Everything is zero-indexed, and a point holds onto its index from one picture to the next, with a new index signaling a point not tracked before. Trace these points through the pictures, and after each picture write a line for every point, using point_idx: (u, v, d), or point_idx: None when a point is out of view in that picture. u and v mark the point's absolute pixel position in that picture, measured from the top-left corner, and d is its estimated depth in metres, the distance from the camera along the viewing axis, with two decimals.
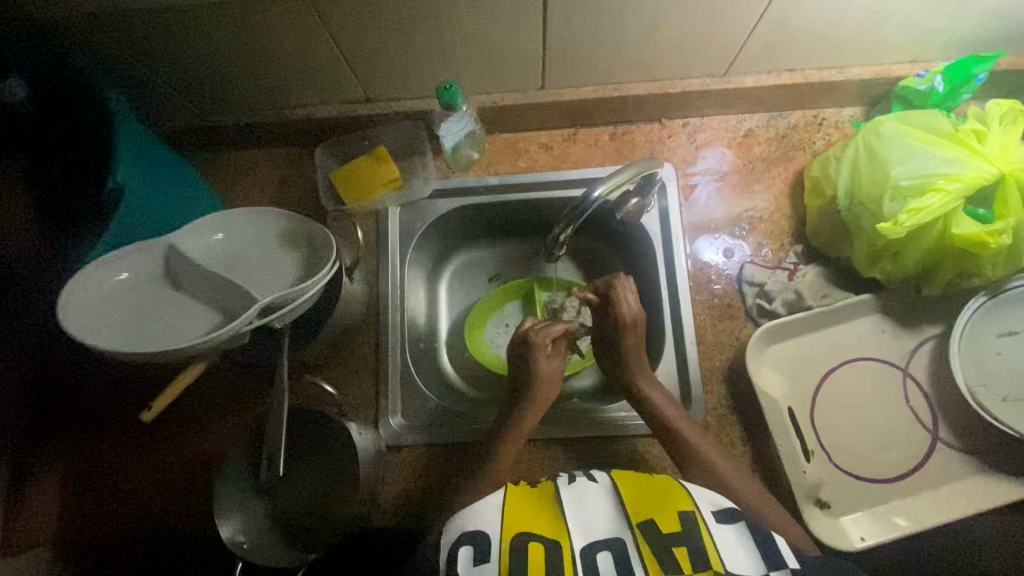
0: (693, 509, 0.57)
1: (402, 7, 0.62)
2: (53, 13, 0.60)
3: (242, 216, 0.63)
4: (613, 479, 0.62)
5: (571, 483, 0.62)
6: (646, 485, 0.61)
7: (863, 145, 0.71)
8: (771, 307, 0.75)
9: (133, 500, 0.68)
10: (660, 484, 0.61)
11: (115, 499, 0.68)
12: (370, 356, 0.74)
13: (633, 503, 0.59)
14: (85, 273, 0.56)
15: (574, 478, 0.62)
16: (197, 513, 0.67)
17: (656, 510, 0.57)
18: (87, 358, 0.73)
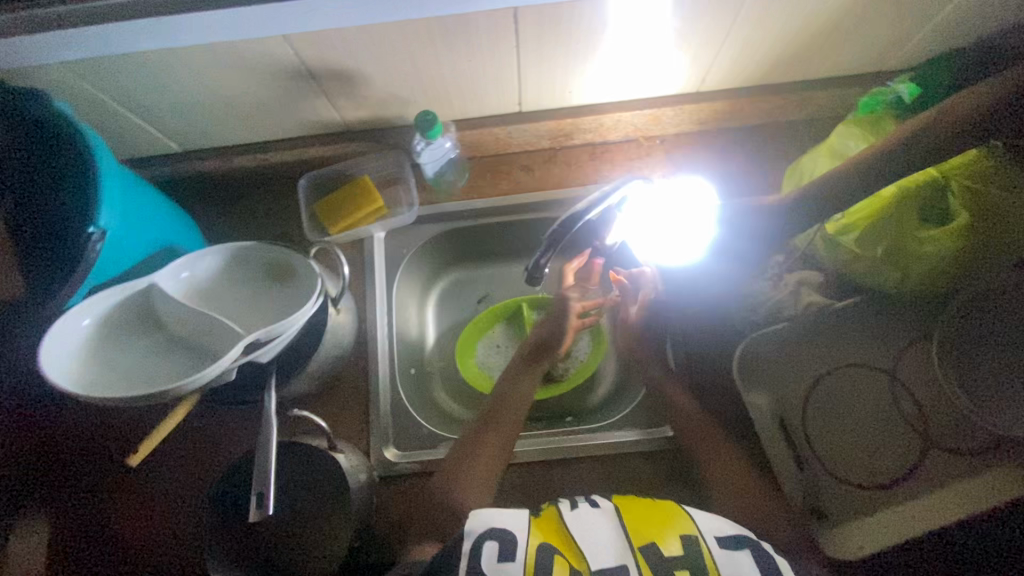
0: (694, 533, 0.61)
1: (381, 53, 0.67)
2: (57, 78, 0.65)
3: (212, 256, 0.67)
4: (616, 503, 0.65)
5: (573, 510, 0.65)
6: (643, 510, 0.64)
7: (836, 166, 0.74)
8: (756, 319, 0.80)
9: (122, 546, 0.68)
10: (658, 506, 0.65)
11: (103, 548, 0.68)
12: (364, 387, 0.80)
13: (634, 528, 0.61)
14: (59, 323, 0.56)
15: (576, 505, 0.66)
16: (187, 556, 0.67)
17: (657, 531, 0.61)
18: (69, 405, 0.72)
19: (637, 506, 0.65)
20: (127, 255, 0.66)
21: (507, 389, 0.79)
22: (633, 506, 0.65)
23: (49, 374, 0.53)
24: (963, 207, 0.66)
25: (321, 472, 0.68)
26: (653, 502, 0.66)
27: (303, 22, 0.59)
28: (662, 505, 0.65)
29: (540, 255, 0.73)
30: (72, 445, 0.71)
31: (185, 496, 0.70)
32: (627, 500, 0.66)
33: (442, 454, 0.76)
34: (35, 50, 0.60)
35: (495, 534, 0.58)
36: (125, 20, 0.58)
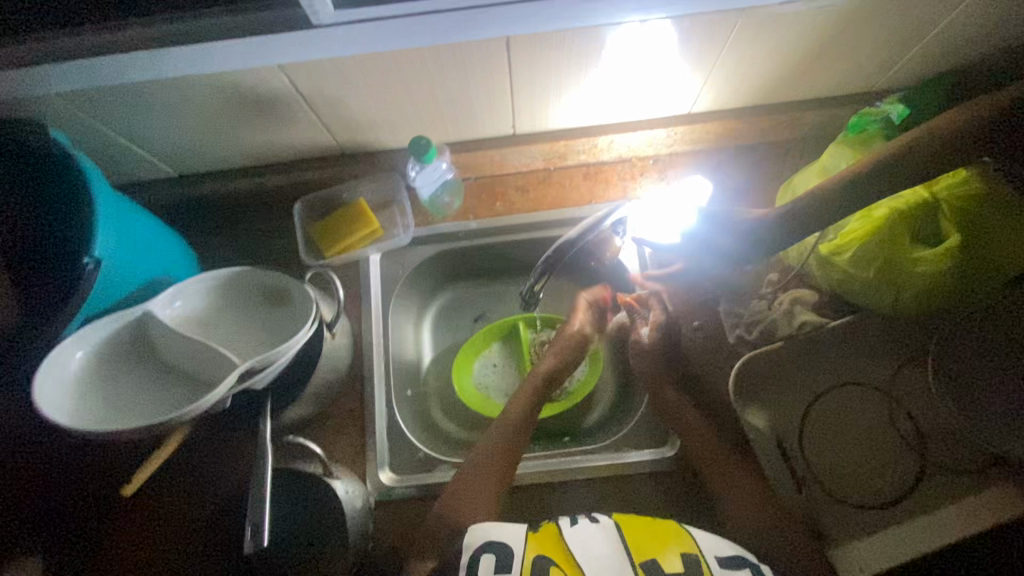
0: (696, 552, 0.61)
1: (374, 80, 0.67)
2: (52, 108, 0.65)
3: (205, 284, 0.67)
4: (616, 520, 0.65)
5: (572, 525, 0.65)
6: (643, 527, 0.64)
7: None
8: (750, 338, 0.78)
9: None
10: (659, 526, 0.64)
11: None
12: (360, 410, 0.79)
13: (634, 544, 0.62)
14: (51, 356, 0.55)
15: (576, 520, 0.65)
16: None
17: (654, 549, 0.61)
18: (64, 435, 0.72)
19: (636, 524, 0.65)
20: (123, 282, 0.66)
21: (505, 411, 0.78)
22: (632, 525, 0.65)
23: (43, 409, 0.53)
24: (954, 229, 0.67)
25: (317, 499, 0.68)
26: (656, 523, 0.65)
27: (297, 53, 0.59)
28: (663, 525, 0.65)
29: (535, 279, 0.74)
30: (64, 474, 0.71)
31: (178, 525, 0.69)
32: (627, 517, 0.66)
33: (438, 478, 0.76)
34: (30, 82, 0.60)
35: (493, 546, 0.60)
36: (121, 54, 0.59)
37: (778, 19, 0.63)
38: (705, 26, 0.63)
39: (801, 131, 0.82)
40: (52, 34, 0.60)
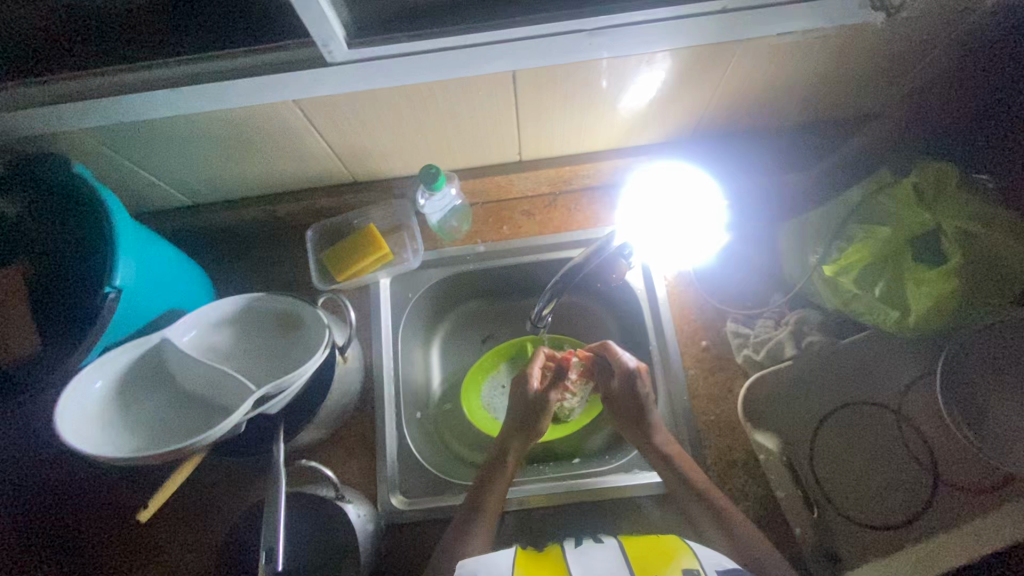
0: (697, 564, 0.59)
1: (387, 115, 0.70)
2: (75, 141, 0.67)
3: (219, 312, 0.68)
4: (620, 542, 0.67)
5: (578, 548, 0.67)
6: (649, 543, 0.64)
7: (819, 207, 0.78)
8: (759, 358, 0.77)
9: None
10: (661, 542, 0.65)
11: None
12: (371, 433, 0.80)
13: (636, 559, 0.61)
14: (73, 384, 0.57)
15: (581, 543, 0.68)
16: None
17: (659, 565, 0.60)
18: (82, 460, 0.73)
19: (639, 543, 0.65)
20: (140, 309, 0.68)
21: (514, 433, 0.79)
22: (635, 543, 0.65)
23: (65, 436, 0.54)
24: (955, 249, 0.67)
25: (330, 522, 0.68)
26: (660, 541, 0.65)
27: (312, 88, 0.62)
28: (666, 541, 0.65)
29: (542, 305, 0.76)
30: (77, 500, 0.71)
31: (190, 551, 0.69)
32: (631, 539, 0.67)
33: (449, 501, 0.77)
34: (57, 117, 0.63)
35: None
36: (144, 90, 0.61)
37: (775, 47, 0.65)
38: (704, 55, 0.65)
39: (802, 154, 0.84)
40: (75, 74, 0.62)
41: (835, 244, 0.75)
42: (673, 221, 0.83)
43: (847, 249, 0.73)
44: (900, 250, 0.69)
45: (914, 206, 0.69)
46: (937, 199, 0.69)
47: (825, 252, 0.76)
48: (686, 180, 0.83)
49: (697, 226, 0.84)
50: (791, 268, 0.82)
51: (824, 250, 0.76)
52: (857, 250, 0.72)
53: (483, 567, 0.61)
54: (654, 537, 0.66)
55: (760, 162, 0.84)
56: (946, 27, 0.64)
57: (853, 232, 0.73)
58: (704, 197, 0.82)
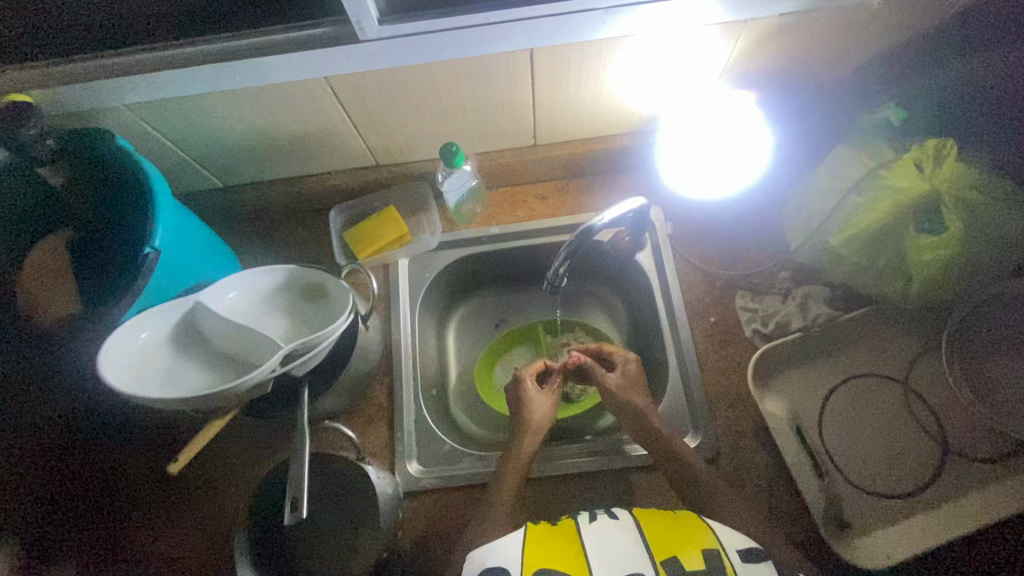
0: (717, 548, 0.60)
1: (411, 94, 0.74)
2: (117, 117, 0.71)
3: (258, 277, 0.71)
4: (635, 516, 0.68)
5: (592, 522, 0.67)
6: (666, 523, 0.65)
7: (820, 177, 0.81)
8: (767, 331, 0.80)
9: (156, 561, 0.70)
10: (678, 519, 0.66)
11: (137, 563, 0.70)
12: (388, 404, 0.83)
13: (655, 543, 0.63)
14: (119, 332, 0.60)
15: (595, 517, 0.68)
16: (221, 567, 0.69)
17: (681, 548, 0.61)
18: (114, 423, 0.75)
19: (655, 521, 0.67)
20: (175, 274, 0.71)
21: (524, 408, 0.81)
22: (652, 521, 0.67)
23: (110, 378, 0.58)
24: (954, 219, 0.69)
25: (354, 482, 0.72)
26: (677, 518, 0.66)
27: (342, 65, 0.66)
28: (684, 519, 0.66)
29: (560, 262, 0.74)
30: (109, 454, 0.74)
31: (215, 506, 0.72)
32: (647, 515, 0.68)
33: (465, 471, 0.79)
34: (98, 93, 0.67)
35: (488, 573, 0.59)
36: (184, 67, 0.66)
37: (777, 26, 0.69)
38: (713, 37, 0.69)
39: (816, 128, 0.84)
40: (118, 52, 0.67)
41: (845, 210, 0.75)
42: (714, 150, 0.80)
43: (846, 216, 0.75)
44: (900, 219, 0.72)
45: (915, 178, 0.71)
46: (939, 170, 0.70)
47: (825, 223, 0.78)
48: (729, 107, 0.78)
49: (744, 142, 0.79)
50: (794, 243, 0.83)
51: (828, 222, 0.78)
52: (856, 218, 0.74)
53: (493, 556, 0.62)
54: (669, 514, 0.68)
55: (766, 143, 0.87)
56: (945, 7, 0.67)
57: (856, 198, 0.74)
58: (744, 113, 0.78)
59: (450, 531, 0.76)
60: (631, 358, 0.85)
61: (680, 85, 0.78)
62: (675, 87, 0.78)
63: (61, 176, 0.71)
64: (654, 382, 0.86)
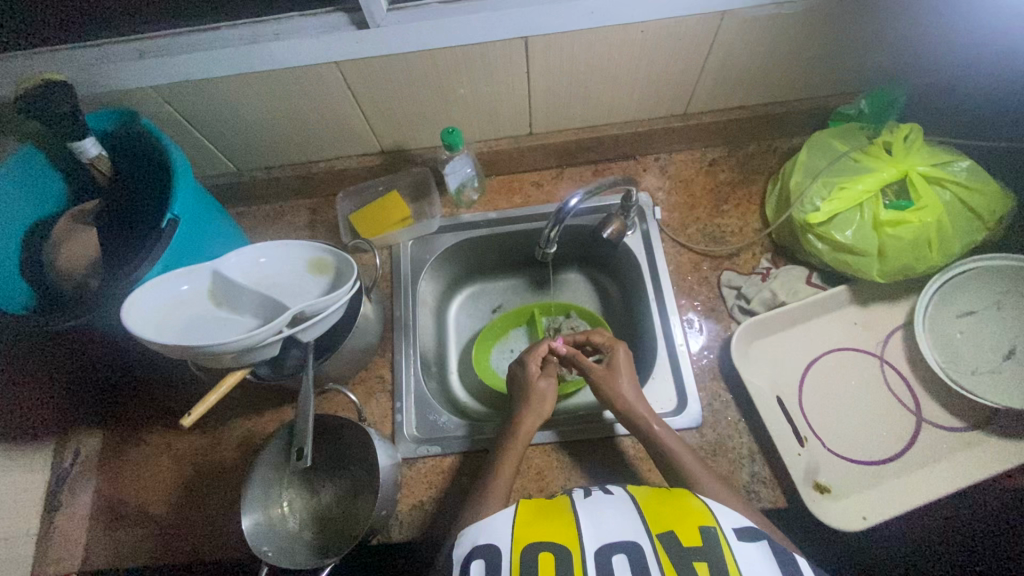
0: (715, 525, 0.61)
1: (415, 83, 0.79)
2: (142, 99, 0.76)
3: (271, 247, 0.76)
4: (629, 491, 0.68)
5: (588, 497, 0.68)
6: (665, 500, 0.66)
7: (793, 161, 0.85)
8: (750, 307, 0.84)
9: (171, 503, 0.77)
10: (671, 495, 0.66)
11: (156, 503, 0.77)
12: (388, 376, 0.87)
13: (654, 517, 0.63)
14: (144, 289, 0.66)
15: (591, 493, 0.69)
16: (228, 513, 0.76)
17: (677, 523, 0.62)
18: (144, 377, 0.84)
19: (649, 495, 0.67)
20: (193, 245, 0.76)
21: (527, 393, 0.83)
22: (647, 496, 0.67)
23: (131, 327, 0.62)
24: (924, 195, 0.73)
25: (359, 442, 0.76)
26: (671, 494, 0.67)
27: (353, 50, 0.72)
28: (678, 495, 0.66)
29: (550, 228, 0.80)
30: (138, 407, 0.83)
31: (223, 465, 0.79)
32: (642, 490, 0.68)
33: (462, 440, 0.82)
34: (122, 72, 0.72)
35: (480, 551, 0.61)
36: (208, 50, 0.71)
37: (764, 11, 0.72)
38: (693, 28, 0.74)
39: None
40: (143, 37, 0.72)
41: (818, 190, 0.78)
42: None
43: (823, 189, 0.78)
44: (874, 196, 0.75)
45: (884, 159, 0.77)
46: (907, 151, 0.77)
47: (798, 196, 0.80)
48: None
49: None
50: (773, 222, 0.88)
51: (810, 199, 0.78)
52: (830, 190, 0.78)
53: (485, 534, 0.63)
54: (663, 488, 0.68)
55: (760, 118, 0.90)
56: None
57: (831, 174, 0.79)
58: None
59: (446, 496, 0.79)
60: (618, 345, 0.85)
61: (675, 64, 0.81)
62: (664, 76, 0.83)
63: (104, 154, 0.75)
64: (643, 357, 0.90)
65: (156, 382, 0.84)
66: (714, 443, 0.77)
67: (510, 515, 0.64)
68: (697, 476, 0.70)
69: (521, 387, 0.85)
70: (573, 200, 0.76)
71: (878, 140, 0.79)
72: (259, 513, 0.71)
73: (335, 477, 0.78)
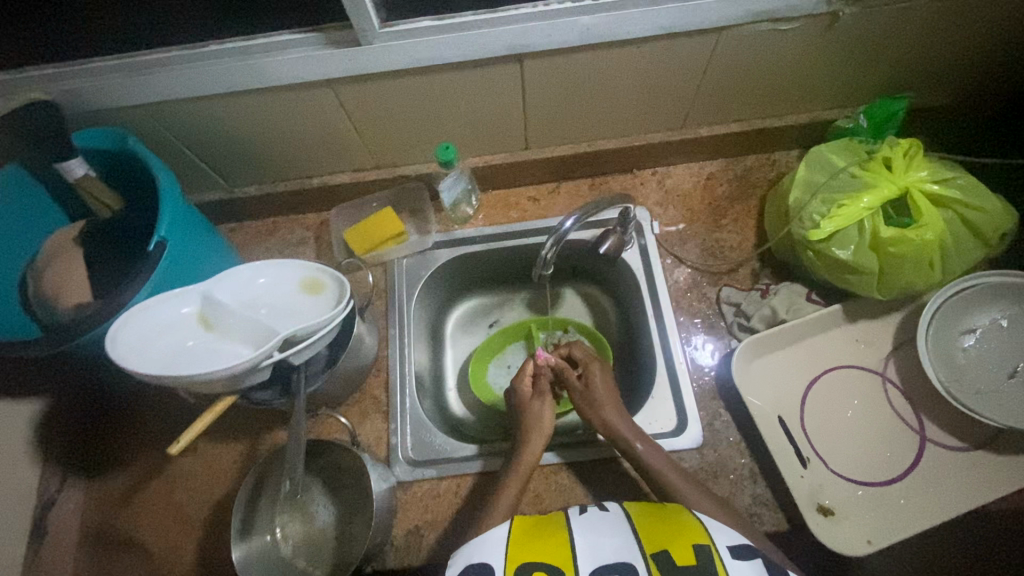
0: (708, 543, 0.60)
1: (410, 99, 0.78)
2: (130, 116, 0.75)
3: (264, 268, 0.74)
4: (625, 508, 0.66)
5: (582, 514, 0.66)
6: (658, 516, 0.64)
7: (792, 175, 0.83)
8: (750, 324, 0.83)
9: (161, 530, 0.76)
10: (666, 511, 0.65)
11: (145, 531, 0.76)
12: (381, 397, 0.85)
13: (647, 537, 0.61)
14: (129, 315, 0.65)
15: (585, 509, 0.66)
16: (219, 540, 0.75)
17: (672, 540, 0.60)
18: (133, 400, 0.83)
19: (644, 512, 0.65)
20: (181, 268, 0.73)
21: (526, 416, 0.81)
22: (642, 512, 0.65)
23: (118, 358, 0.62)
24: (927, 211, 0.72)
25: (354, 466, 0.75)
26: (664, 510, 0.65)
27: (344, 68, 0.70)
28: (670, 510, 0.65)
29: (548, 249, 0.79)
30: (125, 432, 0.81)
31: (212, 492, 0.77)
32: (637, 504, 0.67)
33: (459, 463, 0.81)
34: (108, 89, 0.71)
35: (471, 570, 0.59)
36: (195, 67, 0.70)
37: (761, 25, 0.71)
38: (689, 43, 0.73)
39: None
40: (128, 54, 0.70)
41: (818, 206, 0.76)
42: None
43: (821, 206, 0.76)
44: (876, 212, 0.73)
45: (886, 174, 0.75)
46: (908, 166, 0.75)
47: (797, 213, 0.78)
48: None
49: None
50: (772, 237, 0.86)
51: (809, 217, 0.76)
52: (829, 206, 0.75)
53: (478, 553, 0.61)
54: (656, 503, 0.66)
55: (757, 131, 0.89)
56: (915, 8, 0.71)
57: (830, 190, 0.77)
58: None
59: (442, 521, 0.77)
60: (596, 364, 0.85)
61: (670, 79, 0.80)
62: (660, 91, 0.82)
63: (91, 173, 0.72)
64: (641, 375, 0.89)
65: (148, 404, 0.83)
66: (715, 464, 0.76)
67: (504, 530, 0.63)
68: (699, 501, 0.69)
69: (527, 408, 0.83)
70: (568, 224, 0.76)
71: (880, 154, 0.77)
72: (254, 540, 0.71)
73: (329, 503, 0.76)
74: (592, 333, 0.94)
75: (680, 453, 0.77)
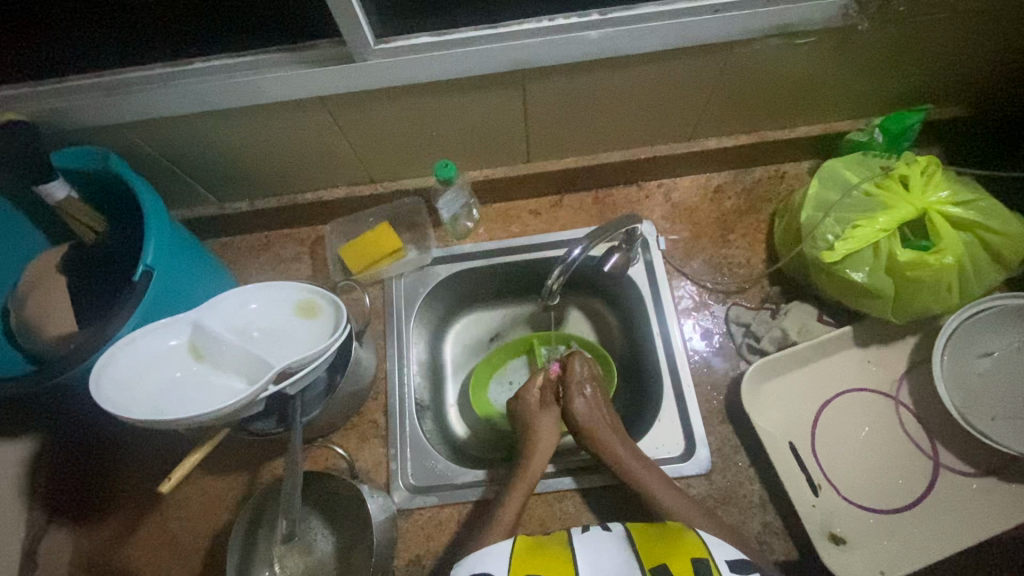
0: (707, 557, 0.57)
1: (405, 115, 0.75)
2: (113, 134, 0.72)
3: (255, 291, 0.70)
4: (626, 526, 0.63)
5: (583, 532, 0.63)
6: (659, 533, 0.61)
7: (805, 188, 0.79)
8: (760, 345, 0.80)
9: (154, 564, 0.74)
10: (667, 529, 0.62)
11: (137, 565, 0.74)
12: (380, 420, 0.83)
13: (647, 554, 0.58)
14: (114, 351, 0.62)
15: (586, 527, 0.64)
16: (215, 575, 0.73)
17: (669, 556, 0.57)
18: (123, 428, 0.80)
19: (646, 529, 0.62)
20: (170, 294, 0.70)
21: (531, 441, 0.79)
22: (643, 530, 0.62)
23: (105, 399, 0.59)
24: (947, 232, 0.69)
25: (353, 497, 0.73)
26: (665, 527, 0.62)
27: (336, 83, 0.67)
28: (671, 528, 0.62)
29: (556, 274, 0.75)
30: (116, 461, 0.79)
31: (208, 523, 0.75)
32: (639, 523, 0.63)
33: (461, 490, 0.79)
34: (88, 108, 0.67)
35: None
36: (179, 83, 0.66)
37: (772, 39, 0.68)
38: (698, 55, 0.70)
39: None
40: (109, 70, 0.66)
41: (832, 224, 0.73)
42: None
43: (836, 224, 0.73)
44: (894, 232, 0.70)
45: (905, 193, 0.72)
46: (926, 185, 0.72)
47: (811, 230, 0.75)
48: None
49: None
50: (782, 253, 0.83)
51: (824, 236, 0.73)
52: (844, 226, 0.72)
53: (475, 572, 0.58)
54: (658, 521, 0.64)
55: (767, 143, 0.86)
56: (935, 20, 0.67)
57: (845, 206, 0.74)
58: None
59: (444, 549, 0.75)
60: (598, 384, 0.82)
61: (678, 91, 0.76)
62: (666, 104, 0.79)
63: (74, 195, 0.69)
64: (646, 395, 0.87)
65: (139, 431, 0.80)
66: (724, 491, 0.74)
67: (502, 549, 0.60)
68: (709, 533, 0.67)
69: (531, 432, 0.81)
70: (574, 252, 0.74)
71: (896, 172, 0.74)
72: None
73: (327, 533, 0.74)
74: (596, 350, 0.91)
75: (688, 479, 0.75)
